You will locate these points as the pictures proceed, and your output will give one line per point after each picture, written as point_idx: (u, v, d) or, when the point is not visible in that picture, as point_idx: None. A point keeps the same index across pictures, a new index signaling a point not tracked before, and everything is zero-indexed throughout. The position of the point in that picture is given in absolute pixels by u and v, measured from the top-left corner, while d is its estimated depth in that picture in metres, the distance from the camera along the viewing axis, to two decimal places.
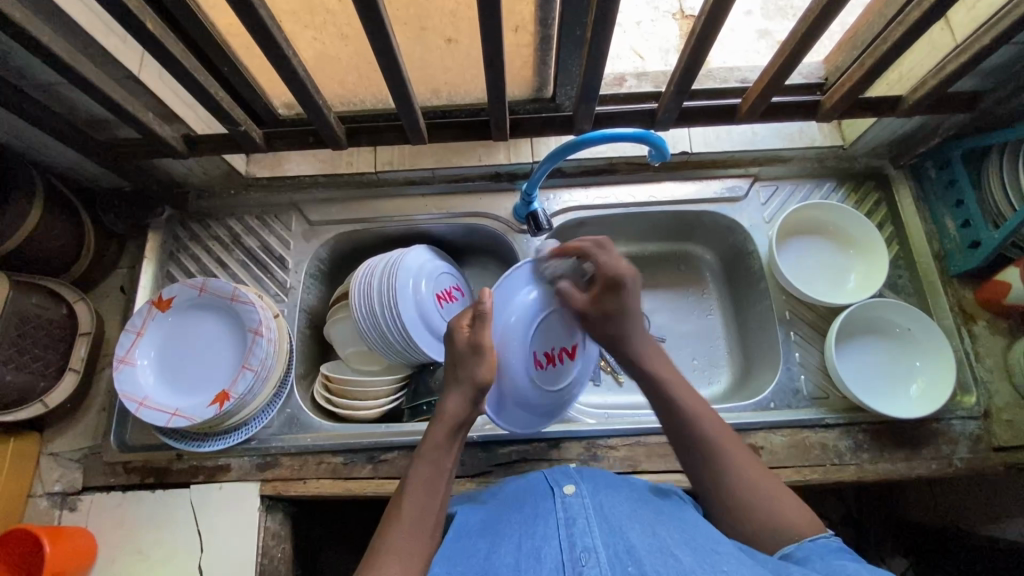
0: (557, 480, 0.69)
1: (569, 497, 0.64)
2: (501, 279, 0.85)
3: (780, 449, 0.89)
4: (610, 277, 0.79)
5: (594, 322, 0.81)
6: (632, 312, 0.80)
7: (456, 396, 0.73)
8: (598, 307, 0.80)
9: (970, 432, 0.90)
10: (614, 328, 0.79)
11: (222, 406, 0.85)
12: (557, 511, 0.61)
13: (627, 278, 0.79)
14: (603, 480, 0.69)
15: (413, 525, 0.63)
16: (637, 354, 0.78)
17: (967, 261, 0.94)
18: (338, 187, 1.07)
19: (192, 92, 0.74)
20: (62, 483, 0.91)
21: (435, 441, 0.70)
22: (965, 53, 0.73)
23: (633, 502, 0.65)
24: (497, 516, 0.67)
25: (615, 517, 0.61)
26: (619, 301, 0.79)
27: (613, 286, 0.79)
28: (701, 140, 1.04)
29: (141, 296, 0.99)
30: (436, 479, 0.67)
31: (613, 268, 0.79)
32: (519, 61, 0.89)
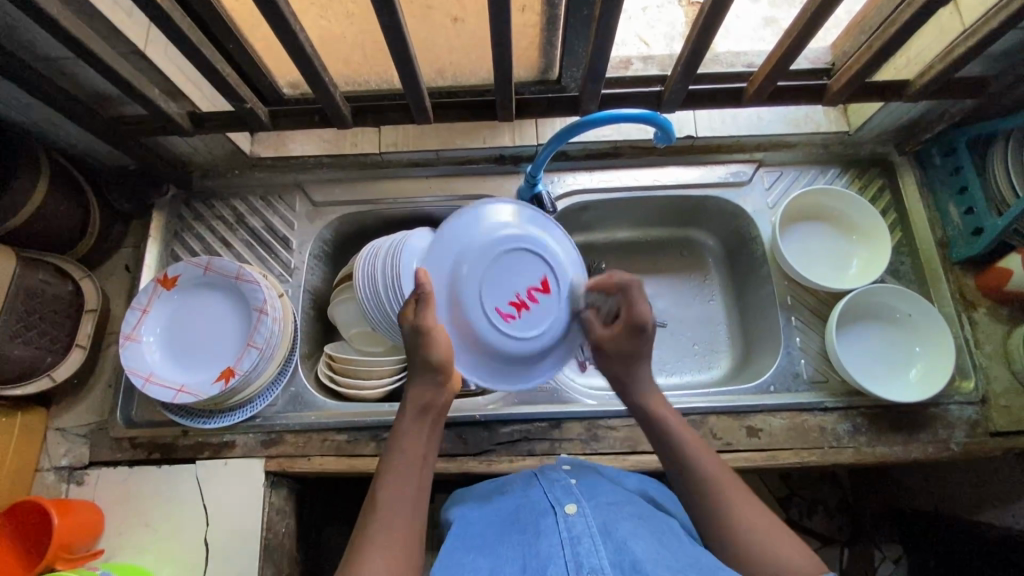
0: (557, 497, 0.70)
1: (571, 516, 0.64)
2: (444, 227, 0.79)
3: (779, 431, 0.90)
4: (637, 323, 0.78)
5: (608, 356, 0.81)
6: (643, 363, 0.79)
7: (417, 382, 0.71)
8: (612, 343, 0.80)
9: (967, 417, 0.91)
10: (625, 367, 0.79)
11: (227, 383, 0.87)
12: (560, 530, 0.62)
13: (650, 328, 0.78)
14: (603, 495, 0.70)
15: (396, 518, 0.62)
16: (642, 391, 0.78)
17: (970, 248, 0.94)
18: (342, 168, 1.07)
19: (198, 68, 0.74)
20: (69, 457, 0.92)
21: (407, 427, 0.69)
22: (974, 36, 0.73)
23: (636, 517, 0.65)
24: (497, 533, 0.68)
25: (619, 534, 0.61)
26: (635, 345, 0.79)
27: (637, 329, 0.78)
28: (706, 124, 1.03)
29: (147, 274, 1.00)
30: (414, 468, 0.67)
31: (641, 315, 0.78)
32: (525, 42, 0.89)
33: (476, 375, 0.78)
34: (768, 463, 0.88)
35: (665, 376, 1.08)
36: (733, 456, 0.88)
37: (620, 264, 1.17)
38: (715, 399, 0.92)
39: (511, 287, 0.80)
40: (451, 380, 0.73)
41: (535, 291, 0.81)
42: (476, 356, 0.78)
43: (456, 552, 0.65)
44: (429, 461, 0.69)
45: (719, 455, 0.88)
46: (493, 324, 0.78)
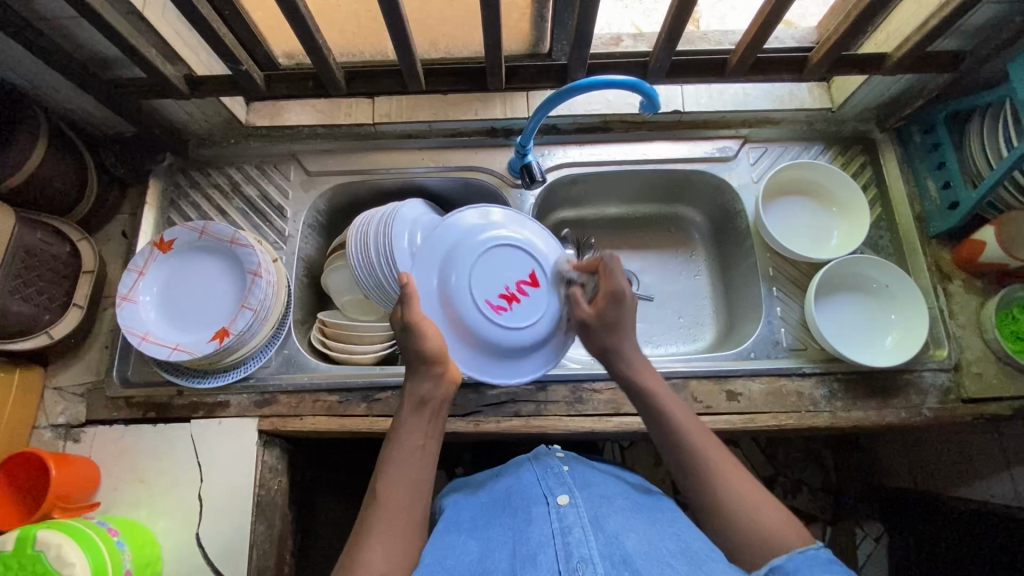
0: (551, 487, 0.74)
1: (563, 507, 0.69)
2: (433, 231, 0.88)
3: (758, 395, 0.93)
4: (614, 289, 0.82)
5: (591, 329, 0.84)
6: (627, 327, 0.83)
7: (415, 377, 0.76)
8: (597, 317, 0.84)
9: (940, 383, 0.94)
10: (615, 333, 0.83)
11: (222, 342, 0.89)
12: (552, 519, 0.66)
13: (628, 297, 0.83)
14: (596, 489, 0.74)
15: (392, 511, 0.66)
16: (625, 359, 0.82)
17: (946, 221, 0.97)
18: (337, 138, 1.09)
19: (195, 27, 0.75)
20: (66, 415, 0.94)
21: (405, 419, 0.74)
22: (948, 8, 0.76)
23: (626, 510, 0.70)
24: (487, 518, 0.72)
25: (610, 527, 0.65)
26: (618, 314, 0.83)
27: (613, 297, 0.82)
28: (694, 100, 1.06)
29: (143, 239, 1.02)
30: (410, 461, 0.70)
31: (616, 283, 0.83)
32: (516, 14, 0.92)
33: (475, 367, 0.86)
34: (747, 425, 0.91)
35: (650, 347, 1.10)
36: (713, 418, 0.91)
37: (610, 240, 1.20)
38: (696, 364, 0.95)
39: (500, 280, 0.88)
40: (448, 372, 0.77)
41: (522, 285, 0.89)
42: (473, 349, 0.86)
43: (447, 531, 0.70)
44: (428, 450, 0.73)
45: (700, 417, 0.91)
46: (487, 323, 0.86)
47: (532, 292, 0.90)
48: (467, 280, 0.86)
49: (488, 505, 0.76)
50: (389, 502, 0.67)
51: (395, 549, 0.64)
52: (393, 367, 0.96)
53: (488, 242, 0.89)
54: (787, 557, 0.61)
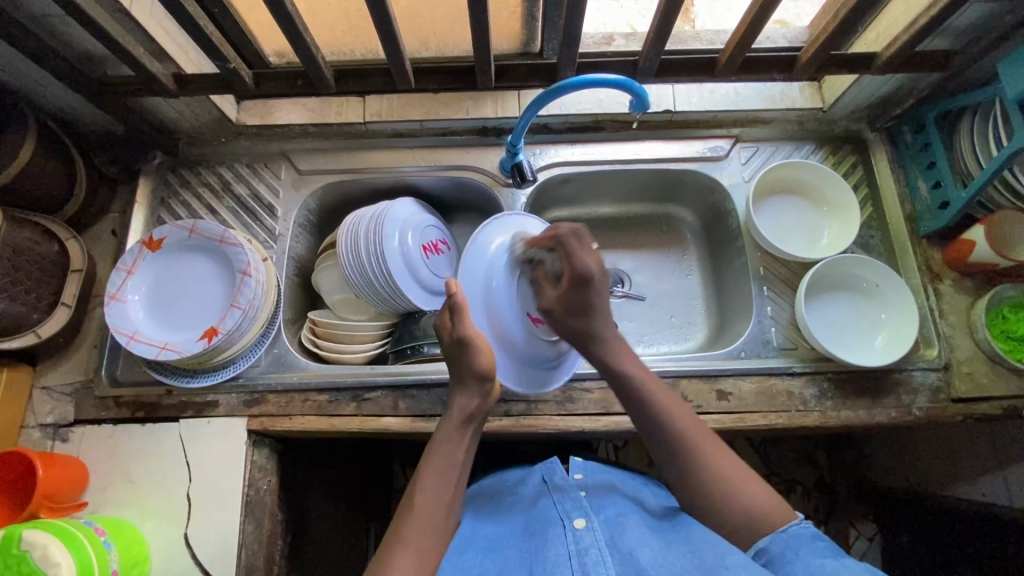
0: (567, 509, 0.74)
1: (580, 530, 0.68)
2: (472, 243, 0.90)
3: (749, 395, 0.93)
4: (579, 272, 0.79)
5: (558, 314, 0.82)
6: (598, 312, 0.80)
7: (464, 392, 0.79)
8: (563, 304, 0.81)
9: (930, 383, 0.94)
10: (582, 320, 0.80)
11: (210, 341, 0.89)
12: (568, 541, 0.66)
13: (596, 277, 0.80)
14: (613, 511, 0.74)
15: (425, 520, 0.68)
16: (604, 346, 0.80)
17: (936, 221, 0.97)
18: (328, 137, 1.09)
19: (182, 25, 0.75)
20: (54, 415, 0.94)
21: (448, 434, 0.76)
22: (936, 8, 0.76)
23: (641, 529, 0.69)
24: (505, 541, 0.73)
25: (626, 545, 0.66)
26: (584, 297, 0.80)
27: (578, 283, 0.79)
28: (685, 99, 1.06)
29: (132, 238, 1.02)
30: (449, 475, 0.73)
31: (583, 266, 0.80)
32: (506, 12, 0.92)
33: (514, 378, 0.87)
34: (737, 425, 0.91)
35: (642, 346, 1.10)
36: (703, 418, 0.91)
37: (602, 239, 1.20)
38: (687, 363, 0.95)
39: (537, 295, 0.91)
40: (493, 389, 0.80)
41: None
42: (513, 361, 0.87)
43: (465, 554, 0.70)
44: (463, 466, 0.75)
45: None
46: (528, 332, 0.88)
47: None
48: (509, 289, 0.89)
49: (508, 528, 0.76)
50: (423, 509, 0.69)
51: (423, 555, 0.65)
52: (383, 367, 0.96)
53: (530, 252, 0.92)
54: (770, 538, 0.64)
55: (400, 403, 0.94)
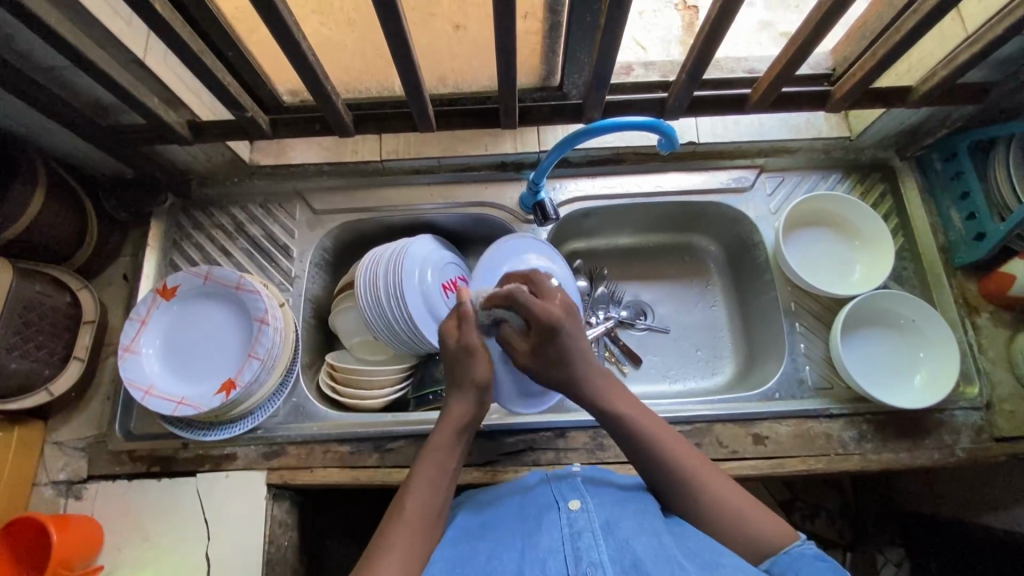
0: (562, 491, 0.70)
1: (574, 511, 0.65)
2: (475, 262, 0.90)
3: (786, 439, 0.90)
4: (546, 323, 0.73)
5: (540, 368, 0.76)
6: (576, 352, 0.74)
7: (457, 396, 0.75)
8: (540, 356, 0.76)
9: (972, 422, 0.91)
10: (564, 367, 0.75)
11: (228, 394, 0.86)
12: (562, 525, 0.63)
13: (563, 322, 0.74)
14: (610, 496, 0.70)
15: (413, 526, 0.64)
16: (590, 388, 0.75)
17: (973, 252, 0.94)
18: (343, 176, 1.06)
19: (199, 77, 0.72)
20: (67, 471, 0.91)
21: (440, 439, 0.71)
22: (978, 44, 0.73)
23: (638, 517, 0.65)
24: (500, 526, 0.68)
25: (621, 532, 0.62)
26: (558, 346, 0.74)
27: (548, 334, 0.73)
28: (709, 130, 1.03)
29: (145, 285, 0.99)
30: (438, 480, 0.68)
31: (546, 317, 0.73)
32: (528, 48, 0.88)
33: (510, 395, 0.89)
34: (774, 471, 0.88)
35: (669, 382, 1.07)
36: (740, 464, 0.88)
37: (623, 270, 1.17)
38: (721, 406, 0.92)
39: None
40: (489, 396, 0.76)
41: None
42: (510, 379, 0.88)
43: (459, 541, 0.66)
44: (454, 475, 0.70)
45: (725, 463, 0.88)
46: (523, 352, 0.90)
47: None
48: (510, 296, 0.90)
49: (501, 511, 0.72)
50: (414, 517, 0.64)
51: (413, 560, 0.61)
52: (405, 416, 0.93)
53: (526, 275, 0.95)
54: (772, 559, 0.62)
55: None
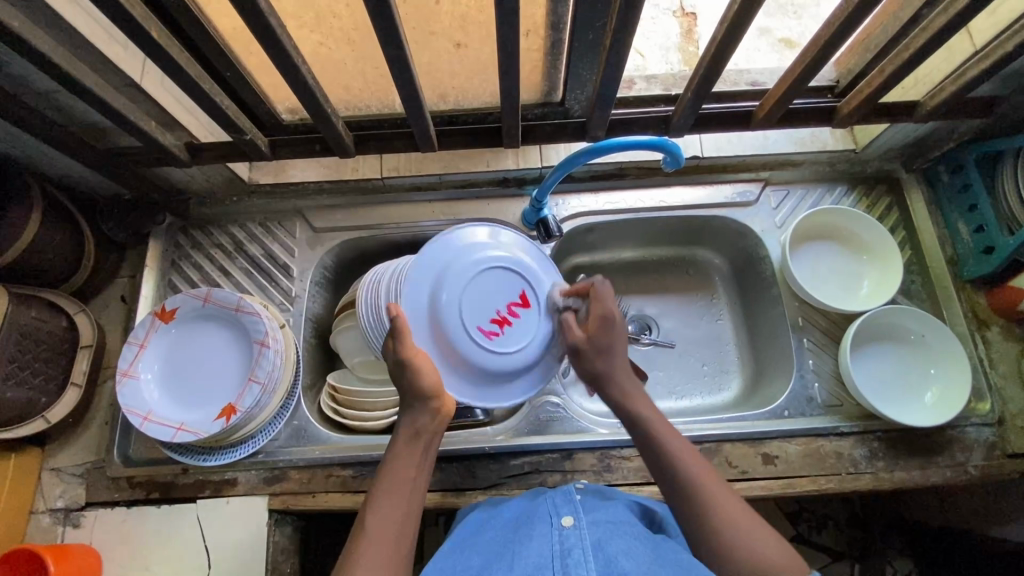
0: (557, 508, 0.68)
1: (567, 528, 0.62)
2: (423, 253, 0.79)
3: (796, 458, 0.88)
4: (604, 313, 0.77)
5: (584, 354, 0.77)
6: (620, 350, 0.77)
7: (410, 409, 0.72)
8: (588, 341, 0.77)
9: (984, 439, 0.89)
10: (607, 358, 0.76)
11: (228, 420, 0.84)
12: (552, 539, 0.61)
13: (618, 318, 0.78)
14: (606, 512, 0.67)
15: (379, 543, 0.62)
16: (618, 392, 0.75)
17: (982, 266, 0.93)
18: (344, 193, 1.05)
19: (197, 101, 0.71)
20: (65, 498, 0.89)
21: (398, 451, 0.69)
22: (988, 60, 0.73)
23: (634, 537, 0.62)
24: (498, 539, 0.67)
25: (612, 549, 0.59)
26: (610, 337, 0.77)
27: (603, 321, 0.77)
28: (713, 145, 1.02)
29: (143, 306, 0.97)
30: (400, 492, 0.65)
31: (607, 304, 0.78)
32: (529, 65, 0.86)
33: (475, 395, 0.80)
34: (784, 491, 0.86)
35: (675, 399, 1.06)
36: (750, 485, 0.86)
37: (626, 284, 1.15)
38: (729, 426, 0.90)
39: (491, 304, 0.80)
40: (443, 405, 0.72)
41: (514, 306, 0.82)
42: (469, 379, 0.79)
43: (454, 555, 0.66)
44: (419, 484, 0.67)
45: (735, 484, 0.87)
46: (478, 349, 0.79)
47: (525, 308, 0.82)
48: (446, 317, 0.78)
49: (496, 529, 0.70)
50: (380, 529, 0.63)
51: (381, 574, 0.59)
52: None
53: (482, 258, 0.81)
54: None
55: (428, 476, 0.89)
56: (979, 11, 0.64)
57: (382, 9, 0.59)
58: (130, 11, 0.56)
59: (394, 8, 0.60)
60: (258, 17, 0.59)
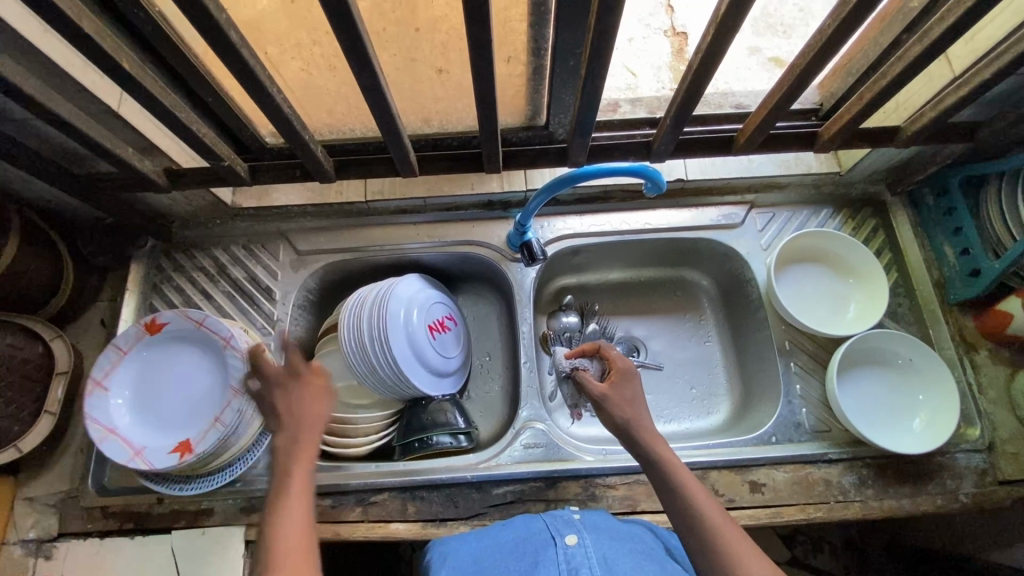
0: (558, 529, 0.69)
1: (572, 547, 0.63)
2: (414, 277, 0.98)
3: (783, 486, 0.87)
4: (627, 366, 0.80)
5: (612, 401, 0.76)
6: (643, 405, 0.77)
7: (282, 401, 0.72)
8: (614, 394, 0.77)
9: (975, 465, 0.88)
10: (634, 408, 0.75)
11: (180, 459, 0.81)
12: (560, 560, 0.61)
13: (637, 375, 0.80)
14: (608, 532, 0.69)
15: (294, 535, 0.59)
16: (647, 435, 0.72)
17: (968, 289, 0.92)
18: (328, 216, 1.05)
19: (175, 129, 0.71)
20: (37, 529, 0.87)
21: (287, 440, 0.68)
22: (965, 87, 0.73)
23: (638, 558, 0.64)
24: (499, 561, 0.66)
25: (618, 570, 0.60)
26: (634, 392, 0.78)
27: (626, 373, 0.80)
28: (697, 168, 1.02)
29: (121, 330, 0.96)
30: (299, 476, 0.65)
31: (625, 362, 0.81)
32: (511, 90, 0.86)
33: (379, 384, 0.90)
34: (772, 520, 0.85)
35: (663, 423, 1.04)
36: (736, 514, 0.85)
37: (614, 306, 1.14)
38: (715, 452, 0.89)
39: (424, 322, 0.96)
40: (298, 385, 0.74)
41: (434, 330, 0.97)
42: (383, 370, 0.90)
43: None
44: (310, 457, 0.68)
45: None
46: (402, 357, 0.91)
47: (438, 335, 0.98)
48: (416, 312, 0.95)
49: (496, 545, 0.69)
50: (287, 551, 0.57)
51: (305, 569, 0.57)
52: (390, 465, 0.90)
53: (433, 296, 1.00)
54: None
55: (409, 506, 0.87)
56: (952, 41, 0.64)
57: (355, 42, 0.59)
58: (101, 44, 0.56)
59: (366, 40, 0.59)
60: (229, 49, 0.58)
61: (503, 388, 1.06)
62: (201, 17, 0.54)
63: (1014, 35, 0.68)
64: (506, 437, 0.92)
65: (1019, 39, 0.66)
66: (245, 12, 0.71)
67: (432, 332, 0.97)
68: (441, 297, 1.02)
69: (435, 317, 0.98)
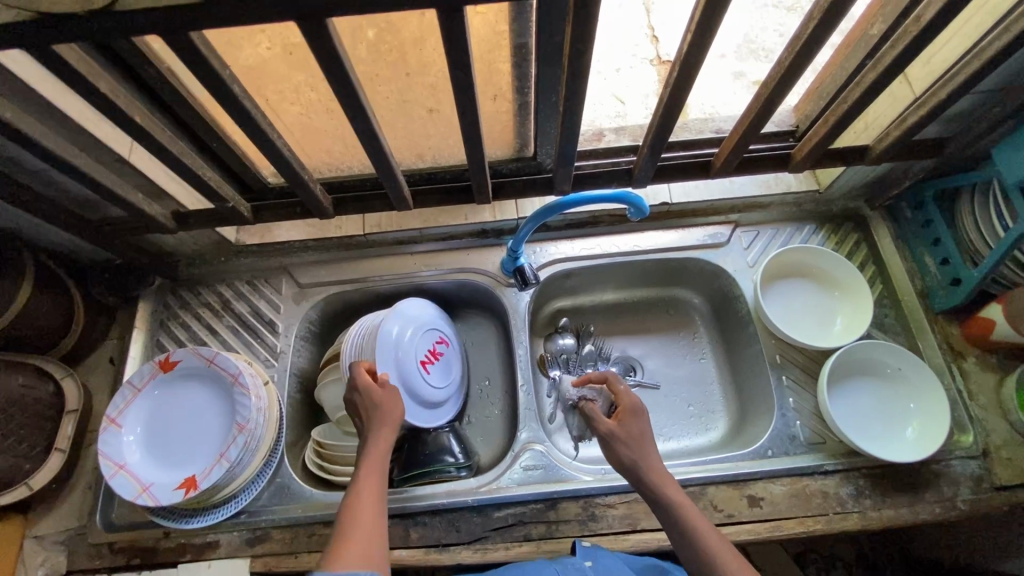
0: None
1: None
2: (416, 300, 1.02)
3: (782, 499, 0.88)
4: (633, 405, 0.79)
5: (621, 440, 0.76)
6: (648, 441, 0.77)
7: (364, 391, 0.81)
8: (622, 437, 0.76)
9: (970, 471, 0.89)
10: (643, 446, 0.76)
11: (187, 494, 0.83)
12: None
13: (643, 411, 0.79)
14: None
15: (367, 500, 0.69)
16: (654, 475, 0.73)
17: (951, 297, 0.95)
18: (328, 250, 1.09)
19: (182, 174, 0.75)
20: (46, 566, 0.88)
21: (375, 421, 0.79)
22: (924, 107, 0.77)
23: None
24: None
25: None
26: (641, 429, 0.77)
27: (634, 410, 0.78)
28: (681, 191, 1.06)
29: (129, 366, 0.99)
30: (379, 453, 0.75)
31: (631, 398, 0.80)
32: (499, 126, 0.90)
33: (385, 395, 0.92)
34: (772, 534, 0.85)
35: (662, 441, 1.04)
36: (735, 529, 0.85)
37: (609, 327, 1.17)
38: (712, 468, 0.90)
39: (420, 348, 0.98)
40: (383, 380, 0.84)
41: (425, 363, 0.98)
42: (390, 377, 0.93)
43: None
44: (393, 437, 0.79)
45: (722, 528, 0.86)
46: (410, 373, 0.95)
47: (429, 366, 0.99)
48: (412, 331, 0.98)
49: None
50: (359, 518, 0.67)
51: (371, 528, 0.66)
52: (394, 491, 0.91)
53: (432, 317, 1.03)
54: None
55: (411, 532, 0.88)
56: (902, 70, 0.69)
57: (350, 92, 0.64)
58: (115, 102, 0.61)
59: (359, 90, 0.65)
60: (233, 101, 0.63)
61: (502, 412, 1.07)
62: (206, 74, 0.59)
63: (963, 58, 0.73)
64: (505, 460, 0.94)
65: (966, 63, 0.71)
66: (247, 63, 0.77)
67: (426, 359, 0.99)
68: (439, 321, 1.05)
69: (428, 345, 1.00)
